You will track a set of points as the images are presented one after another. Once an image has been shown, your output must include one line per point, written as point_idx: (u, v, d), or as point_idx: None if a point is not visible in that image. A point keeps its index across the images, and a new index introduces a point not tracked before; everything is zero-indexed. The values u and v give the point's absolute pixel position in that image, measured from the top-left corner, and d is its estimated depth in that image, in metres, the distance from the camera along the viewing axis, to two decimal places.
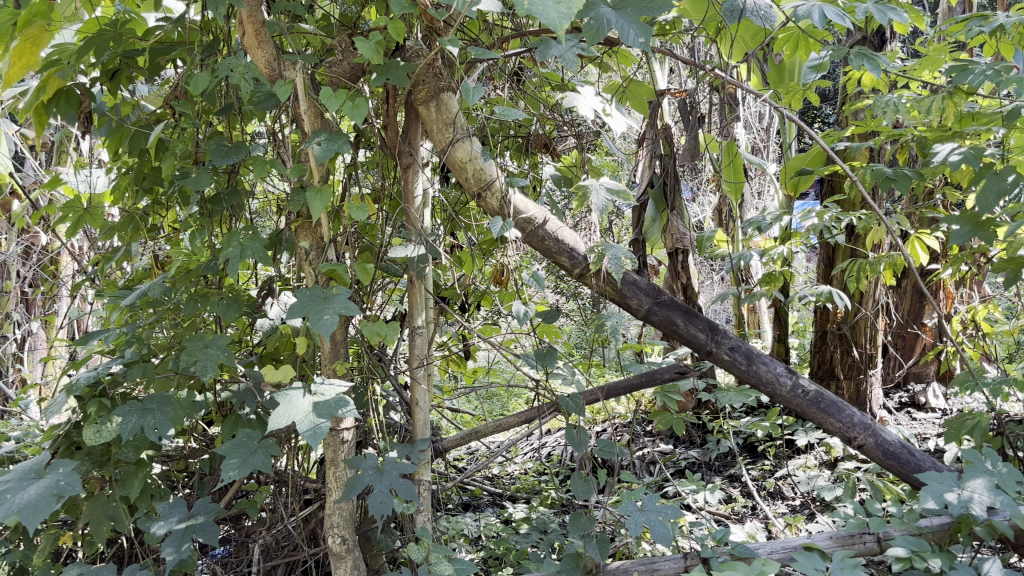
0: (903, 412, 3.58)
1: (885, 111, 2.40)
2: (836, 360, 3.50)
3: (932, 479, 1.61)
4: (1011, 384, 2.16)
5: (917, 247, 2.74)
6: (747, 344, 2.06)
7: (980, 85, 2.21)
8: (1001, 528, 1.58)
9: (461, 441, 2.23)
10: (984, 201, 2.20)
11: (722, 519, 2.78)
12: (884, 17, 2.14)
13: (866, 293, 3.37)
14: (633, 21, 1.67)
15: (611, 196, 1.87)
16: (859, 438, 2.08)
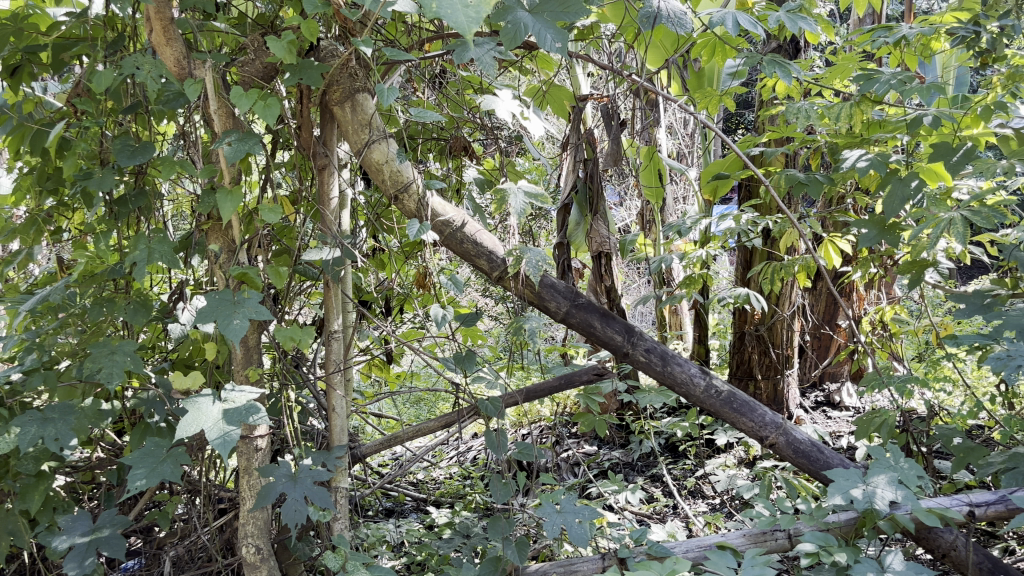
0: (819, 410, 3.69)
1: (797, 117, 2.47)
2: (754, 361, 3.59)
3: (839, 476, 1.66)
4: (915, 382, 2.24)
5: (829, 250, 2.82)
6: (663, 345, 2.09)
7: (885, 94, 2.29)
8: (903, 522, 1.63)
9: (380, 446, 2.21)
10: (890, 206, 2.28)
11: (644, 519, 2.82)
12: (795, 26, 2.20)
13: (783, 295, 3.46)
14: (550, 26, 1.68)
15: (529, 199, 1.87)
16: (770, 437, 2.12)
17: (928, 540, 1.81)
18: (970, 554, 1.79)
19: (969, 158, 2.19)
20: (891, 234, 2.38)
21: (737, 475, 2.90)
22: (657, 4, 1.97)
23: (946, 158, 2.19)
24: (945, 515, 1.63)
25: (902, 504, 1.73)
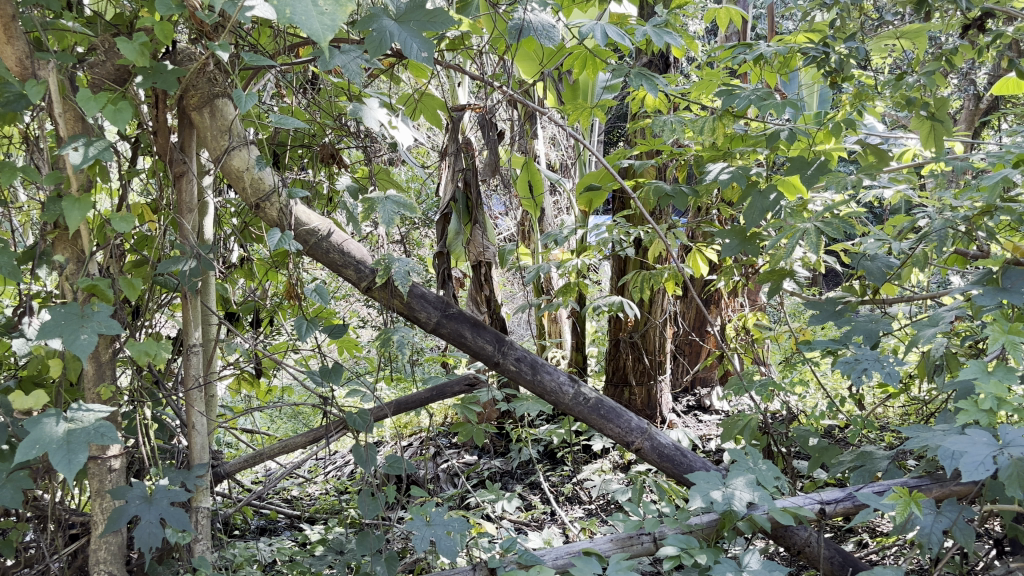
0: (691, 415, 3.83)
1: (664, 130, 2.54)
2: (629, 368, 3.68)
3: (700, 479, 1.71)
4: (775, 384, 2.34)
5: (696, 259, 2.91)
6: (533, 354, 2.11)
7: (746, 109, 2.38)
8: (760, 522, 1.70)
9: (245, 464, 2.15)
10: (750, 217, 2.37)
11: (521, 528, 2.83)
12: (661, 41, 2.26)
13: (655, 303, 3.56)
14: (416, 35, 1.67)
15: (397, 208, 1.81)
16: (636, 442, 2.16)
17: (784, 538, 1.89)
18: (822, 550, 1.87)
19: (822, 172, 2.30)
20: (752, 244, 2.48)
21: (612, 479, 2.96)
22: (524, 16, 2.00)
23: (801, 172, 2.30)
24: (799, 513, 1.70)
25: (759, 504, 1.79)
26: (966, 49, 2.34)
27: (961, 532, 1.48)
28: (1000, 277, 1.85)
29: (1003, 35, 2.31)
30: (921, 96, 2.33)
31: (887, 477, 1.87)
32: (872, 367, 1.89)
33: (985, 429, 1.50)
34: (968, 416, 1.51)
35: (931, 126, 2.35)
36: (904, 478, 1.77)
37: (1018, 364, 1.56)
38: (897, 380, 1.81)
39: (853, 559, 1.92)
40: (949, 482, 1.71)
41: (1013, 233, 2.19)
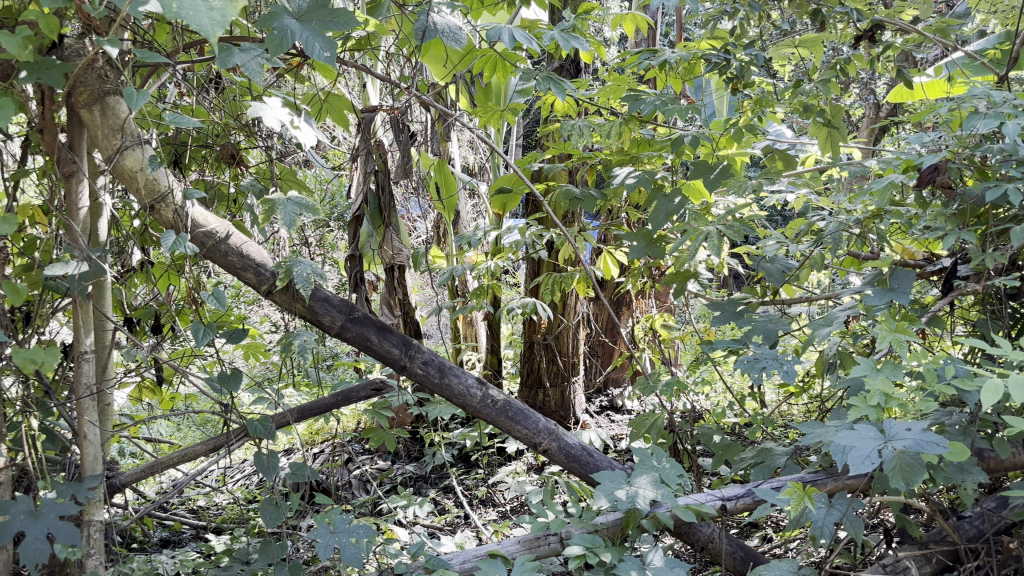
0: (604, 415, 3.90)
1: (572, 134, 2.56)
2: (542, 369, 3.70)
3: (605, 478, 1.73)
4: (681, 383, 2.39)
5: (605, 261, 2.96)
6: (440, 357, 2.11)
7: (651, 114, 2.42)
8: (663, 520, 1.73)
9: (142, 474, 2.08)
10: (655, 220, 2.42)
11: (434, 532, 2.82)
12: (568, 45, 2.28)
13: (568, 304, 3.59)
14: (319, 35, 1.64)
15: (298, 210, 1.78)
16: (544, 443, 2.17)
17: (688, 534, 1.93)
18: (725, 545, 1.91)
19: (724, 176, 2.36)
20: (658, 247, 2.53)
21: (524, 481, 2.97)
22: (430, 18, 1.99)
23: (704, 176, 2.35)
24: (701, 510, 1.73)
25: (663, 503, 1.82)
26: (858, 58, 2.43)
27: (851, 524, 1.53)
28: (888, 277, 1.94)
29: (892, 46, 2.41)
30: (817, 103, 2.42)
31: (786, 472, 1.93)
32: (771, 366, 1.94)
33: (873, 424, 1.56)
34: (857, 411, 1.57)
35: (827, 133, 2.44)
36: (801, 473, 1.83)
37: (903, 360, 1.62)
38: (794, 379, 1.86)
39: (755, 553, 1.97)
40: (841, 476, 1.77)
41: (903, 235, 2.28)
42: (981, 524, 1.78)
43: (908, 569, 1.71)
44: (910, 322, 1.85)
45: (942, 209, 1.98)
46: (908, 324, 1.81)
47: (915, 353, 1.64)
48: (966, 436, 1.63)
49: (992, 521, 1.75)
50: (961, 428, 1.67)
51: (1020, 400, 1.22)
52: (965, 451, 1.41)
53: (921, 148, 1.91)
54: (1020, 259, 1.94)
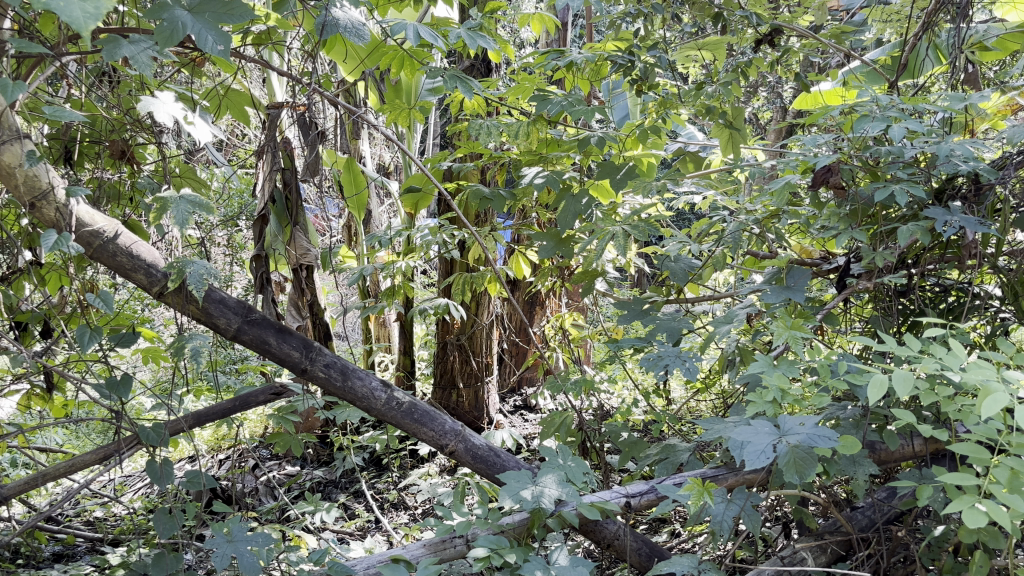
0: (518, 414, 3.94)
1: (481, 133, 2.53)
2: (456, 370, 3.67)
3: (511, 479, 1.71)
4: (591, 382, 2.41)
5: (517, 261, 2.95)
6: (343, 359, 2.07)
7: (558, 114, 2.42)
8: (568, 518, 1.74)
9: (27, 486, 1.98)
10: (563, 220, 2.43)
11: (344, 538, 2.77)
12: (475, 44, 2.25)
13: (481, 304, 3.58)
14: (212, 27, 1.55)
15: (192, 208, 1.72)
16: (450, 445, 2.15)
17: (594, 532, 1.94)
18: (630, 542, 1.93)
19: (630, 177, 2.39)
20: (566, 247, 2.54)
21: (436, 483, 2.95)
22: (330, 13, 1.95)
23: (610, 176, 2.37)
24: (606, 508, 1.74)
25: (569, 501, 1.83)
26: (758, 62, 2.49)
27: (749, 518, 1.56)
28: (786, 276, 2.00)
29: (791, 50, 2.47)
30: (719, 105, 2.46)
31: (689, 468, 1.96)
32: (673, 363, 1.97)
33: (770, 419, 1.59)
34: (755, 407, 1.60)
35: (730, 134, 2.51)
36: (703, 469, 1.86)
37: (798, 356, 1.67)
38: (696, 376, 1.89)
39: (659, 549, 2.00)
40: (741, 471, 1.81)
41: (800, 235, 2.36)
42: (873, 513, 1.85)
43: (804, 560, 1.76)
44: (805, 320, 1.90)
45: (836, 209, 2.04)
46: (803, 321, 1.86)
47: (809, 349, 1.68)
48: (858, 430, 1.68)
49: (883, 511, 1.82)
50: (854, 421, 1.72)
51: (904, 395, 1.26)
52: (856, 444, 1.46)
53: (814, 150, 1.96)
54: (909, 258, 2.02)
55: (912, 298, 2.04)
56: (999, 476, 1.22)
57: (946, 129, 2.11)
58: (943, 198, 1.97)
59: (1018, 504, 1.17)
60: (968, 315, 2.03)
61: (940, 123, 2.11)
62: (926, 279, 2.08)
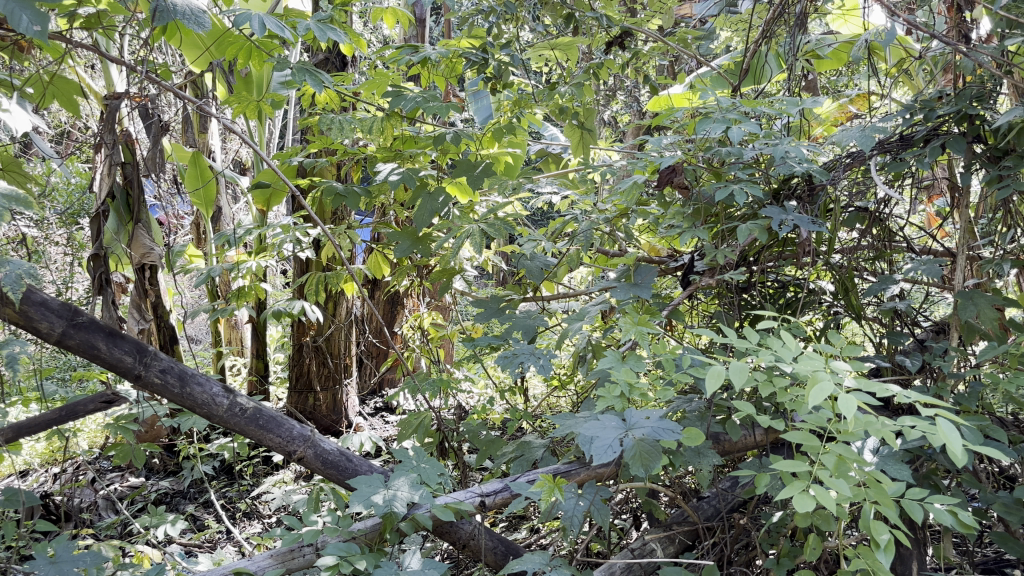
0: (379, 416, 3.88)
1: (332, 127, 2.45)
2: (312, 373, 3.57)
3: (362, 483, 1.66)
4: (447, 381, 2.39)
5: (375, 260, 2.88)
6: (182, 364, 1.98)
7: (413, 110, 2.38)
8: (420, 521, 1.71)
9: None
10: (420, 218, 2.39)
11: (191, 551, 2.64)
12: (325, 37, 2.14)
13: (339, 305, 3.50)
14: (27, 6, 1.35)
15: (7, 203, 1.58)
16: (299, 451, 2.03)
17: (449, 533, 1.91)
18: (485, 541, 1.92)
19: (487, 174, 2.37)
20: (423, 245, 2.49)
21: (291, 490, 2.85)
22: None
23: (467, 174, 2.34)
24: (458, 509, 1.72)
25: (422, 504, 1.80)
26: (611, 63, 2.53)
27: (598, 511, 1.58)
28: (633, 273, 2.06)
29: (640, 53, 2.54)
30: (571, 105, 2.51)
31: (543, 464, 1.96)
32: (528, 361, 1.97)
33: (619, 413, 1.61)
34: (604, 402, 1.62)
35: (582, 134, 2.55)
36: (556, 465, 1.86)
37: (645, 352, 1.70)
38: (550, 373, 1.89)
39: (514, 547, 1.99)
40: (593, 465, 1.82)
41: (649, 234, 2.42)
42: (717, 503, 1.91)
43: (654, 551, 1.80)
44: (652, 316, 1.95)
45: (681, 208, 2.10)
46: (649, 317, 1.91)
47: (656, 344, 1.72)
48: (703, 421, 1.74)
49: (727, 499, 1.88)
50: (699, 413, 1.78)
51: (740, 386, 1.30)
52: (699, 435, 1.50)
53: (661, 151, 2.02)
54: (750, 256, 2.11)
55: (753, 293, 2.13)
56: (827, 463, 1.28)
57: (782, 132, 2.21)
58: (780, 198, 2.07)
59: (843, 489, 1.23)
60: (803, 310, 2.13)
61: (777, 127, 2.22)
62: (766, 275, 2.18)
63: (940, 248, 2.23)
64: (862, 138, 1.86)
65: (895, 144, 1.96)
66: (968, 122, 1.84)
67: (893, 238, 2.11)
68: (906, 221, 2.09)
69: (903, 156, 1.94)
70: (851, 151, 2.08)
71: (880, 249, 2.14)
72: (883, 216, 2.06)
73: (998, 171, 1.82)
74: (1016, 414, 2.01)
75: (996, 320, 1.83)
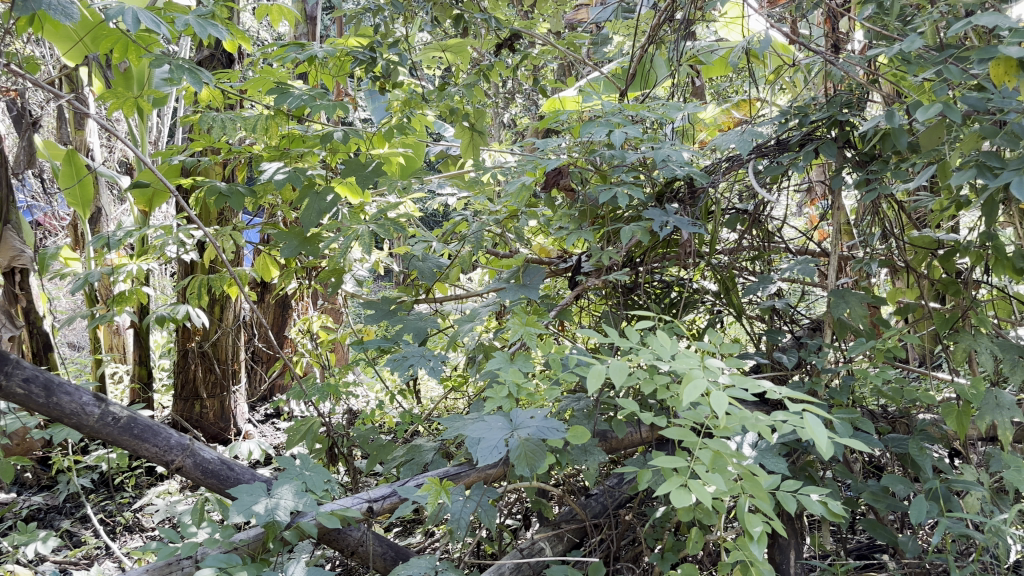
0: (269, 422, 3.80)
1: (214, 127, 2.34)
2: (198, 379, 3.46)
3: (243, 493, 1.61)
4: (337, 386, 2.35)
5: (263, 263, 2.81)
6: (49, 374, 1.89)
7: (299, 109, 2.32)
8: (305, 529, 1.67)
9: None
10: (307, 217, 2.33)
11: (66, 569, 2.51)
12: (205, 33, 2.06)
13: (226, 309, 3.40)
14: None
15: None
16: (177, 461, 1.95)
17: (337, 541, 1.87)
18: (374, 547, 1.89)
19: (377, 174, 2.34)
20: (311, 245, 2.44)
21: (174, 501, 2.75)
22: None
23: (357, 173, 2.30)
24: (344, 515, 1.68)
25: (307, 512, 1.76)
26: (501, 66, 2.55)
27: (484, 513, 1.58)
28: (522, 274, 2.08)
29: (530, 55, 2.56)
30: (462, 106, 2.51)
31: (433, 467, 1.95)
32: (418, 363, 1.95)
33: (506, 414, 1.61)
34: (491, 403, 1.62)
35: (473, 136, 2.54)
36: (444, 468, 1.83)
37: (533, 352, 1.71)
38: (439, 375, 1.88)
39: (404, 551, 1.97)
40: (483, 466, 1.80)
41: (538, 235, 2.45)
42: (604, 499, 1.94)
43: (542, 550, 1.81)
44: (540, 316, 1.97)
45: (568, 210, 2.13)
46: (537, 317, 1.93)
47: (543, 345, 1.73)
48: (590, 420, 1.77)
49: (614, 496, 1.92)
50: (586, 412, 1.81)
51: (620, 384, 1.31)
52: (584, 434, 1.51)
53: (549, 153, 2.03)
54: (635, 257, 2.15)
55: (639, 293, 2.17)
56: (704, 458, 1.32)
57: (666, 136, 2.27)
58: (663, 200, 2.12)
59: (718, 483, 1.26)
60: (686, 310, 2.19)
61: (662, 132, 2.27)
62: (651, 275, 2.23)
63: (815, 249, 2.34)
64: (740, 143, 1.92)
65: (772, 149, 2.04)
66: (839, 128, 1.92)
67: (771, 240, 2.19)
68: (782, 223, 2.17)
69: (779, 160, 2.02)
70: (730, 155, 2.15)
71: (759, 249, 2.21)
72: (762, 218, 2.14)
73: (865, 174, 1.92)
74: (884, 406, 2.12)
75: (865, 316, 1.92)
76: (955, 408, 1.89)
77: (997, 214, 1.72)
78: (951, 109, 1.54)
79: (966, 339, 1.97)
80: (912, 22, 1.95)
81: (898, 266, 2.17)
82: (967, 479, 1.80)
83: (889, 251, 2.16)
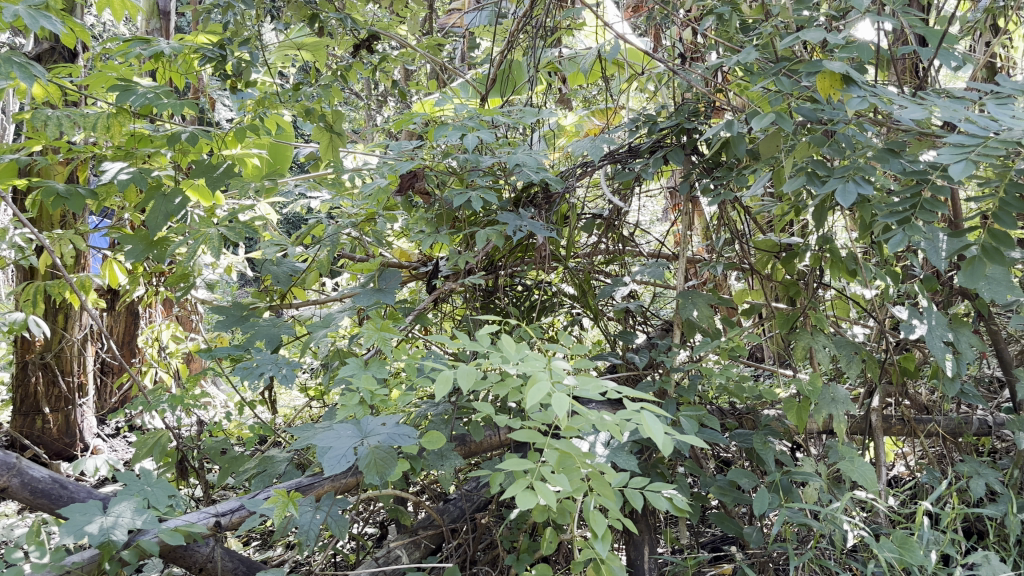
0: (122, 436, 3.62)
1: (46, 125, 2.18)
2: (40, 393, 3.28)
3: (75, 512, 1.51)
4: (189, 395, 2.25)
5: (108, 269, 2.66)
6: None
7: (143, 107, 2.19)
8: (144, 548, 1.58)
9: None
10: (153, 221, 2.20)
11: None
12: (36, 24, 1.91)
13: (70, 317, 3.23)
14: None
15: None
16: (2, 481, 1.82)
17: (184, 558, 1.79)
18: (224, 563, 1.82)
19: (229, 176, 2.25)
20: (159, 250, 2.32)
21: (11, 524, 2.57)
22: None
23: (206, 175, 2.21)
24: (189, 531, 1.61)
25: (148, 530, 1.67)
26: (359, 67, 2.52)
27: (335, 522, 1.54)
28: (379, 278, 2.05)
29: (388, 57, 2.54)
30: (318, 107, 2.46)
31: (286, 478, 1.89)
32: (269, 371, 1.88)
33: (359, 422, 1.58)
34: (343, 410, 1.58)
35: (331, 138, 2.49)
36: (296, 478, 1.77)
37: (386, 357, 1.69)
38: (292, 383, 1.82)
39: (256, 565, 1.91)
40: (337, 475, 1.75)
41: (397, 240, 2.42)
42: (463, 503, 1.94)
43: (399, 557, 1.79)
44: (396, 321, 1.94)
45: (425, 214, 2.12)
46: (393, 321, 1.91)
47: (397, 350, 1.71)
48: (447, 425, 1.77)
49: (472, 499, 1.92)
50: (444, 417, 1.80)
51: (468, 389, 1.30)
52: (437, 438, 1.50)
53: (404, 157, 2.02)
54: (494, 261, 2.16)
55: (499, 297, 2.19)
56: (552, 460, 1.32)
57: (524, 141, 2.29)
58: (520, 205, 2.13)
59: (565, 484, 1.27)
60: (545, 312, 2.23)
61: (519, 136, 2.29)
62: (511, 279, 2.24)
63: (667, 253, 2.41)
64: (593, 148, 1.96)
65: (624, 155, 2.09)
66: (686, 135, 1.99)
67: (625, 243, 2.24)
68: (637, 227, 2.23)
69: (630, 166, 2.07)
70: (584, 160, 2.18)
71: (614, 253, 2.26)
72: (616, 222, 2.19)
73: (711, 181, 1.98)
74: (732, 403, 2.20)
75: (711, 317, 1.99)
76: (796, 403, 1.98)
77: (829, 219, 1.81)
78: (783, 119, 1.61)
79: (805, 337, 2.05)
80: (752, 35, 2.04)
81: (744, 269, 2.26)
82: (806, 470, 1.89)
83: (736, 254, 2.25)
